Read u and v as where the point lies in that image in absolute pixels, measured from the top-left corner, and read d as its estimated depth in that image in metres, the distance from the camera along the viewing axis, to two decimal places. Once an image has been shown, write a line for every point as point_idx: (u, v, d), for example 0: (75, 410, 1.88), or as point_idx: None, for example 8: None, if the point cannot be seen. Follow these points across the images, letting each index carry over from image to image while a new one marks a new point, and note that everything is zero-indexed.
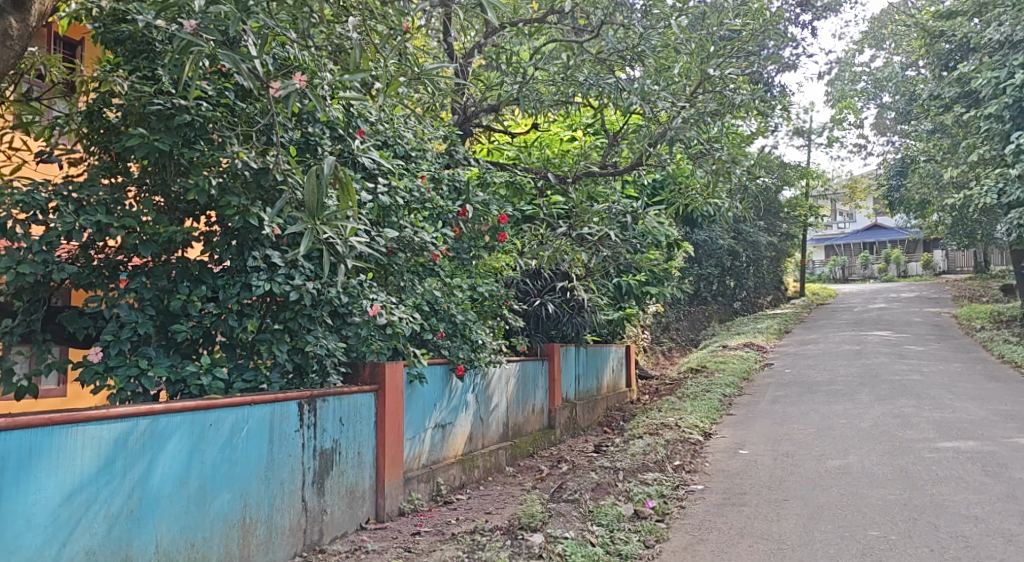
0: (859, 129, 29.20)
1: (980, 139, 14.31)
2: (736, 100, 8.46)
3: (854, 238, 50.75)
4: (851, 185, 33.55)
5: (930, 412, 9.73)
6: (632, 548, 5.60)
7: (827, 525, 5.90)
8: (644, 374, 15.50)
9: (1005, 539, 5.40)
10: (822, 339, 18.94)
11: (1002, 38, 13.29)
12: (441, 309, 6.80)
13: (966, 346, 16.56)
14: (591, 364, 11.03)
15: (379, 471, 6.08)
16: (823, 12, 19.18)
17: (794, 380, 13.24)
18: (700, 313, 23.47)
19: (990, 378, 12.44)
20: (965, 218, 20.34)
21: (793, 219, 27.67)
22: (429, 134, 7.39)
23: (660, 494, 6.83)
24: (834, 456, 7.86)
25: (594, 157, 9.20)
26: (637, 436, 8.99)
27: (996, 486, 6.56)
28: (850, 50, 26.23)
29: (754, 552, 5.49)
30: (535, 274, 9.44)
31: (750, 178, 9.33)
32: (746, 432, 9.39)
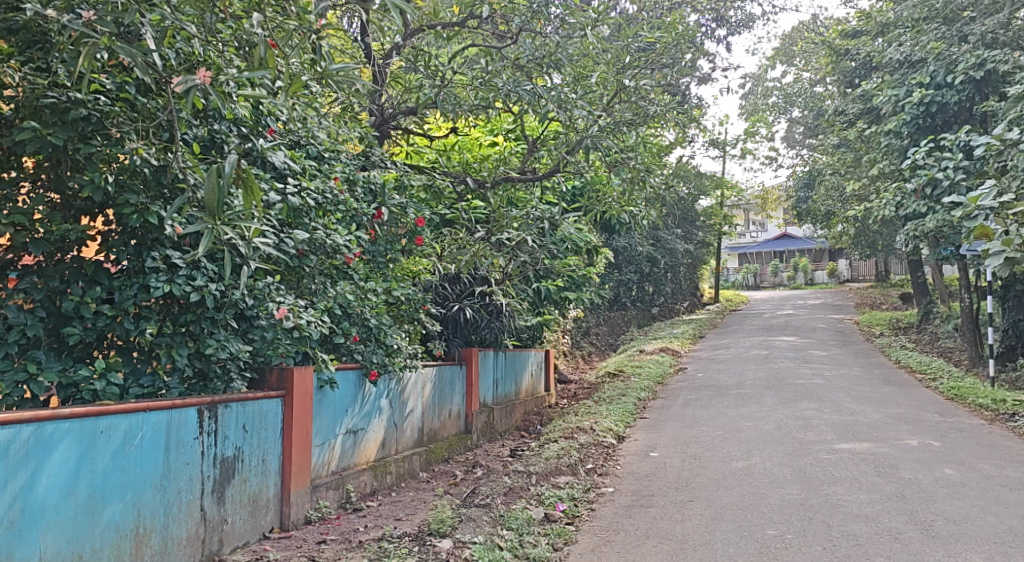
0: (771, 141, 30.15)
1: (881, 154, 14.95)
2: (651, 111, 8.76)
3: (766, 247, 52.47)
4: (763, 196, 34.72)
5: (830, 415, 10.12)
6: (540, 552, 5.62)
7: (728, 525, 6.05)
8: (564, 378, 15.63)
9: (892, 537, 5.63)
10: (734, 343, 19.49)
11: (902, 58, 13.95)
12: (354, 312, 6.69)
13: (866, 351, 17.29)
14: (510, 369, 11.05)
15: (284, 479, 5.94)
16: (737, 27, 19.77)
17: (706, 384, 13.58)
18: (619, 318, 23.83)
19: (886, 382, 13.01)
20: (867, 229, 21.26)
21: (708, 227, 28.36)
22: (343, 135, 7.28)
23: (571, 497, 6.88)
24: (739, 458, 8.07)
25: (513, 163, 9.27)
26: (552, 440, 9.05)
27: (886, 485, 6.86)
28: (762, 66, 27.10)
29: (656, 552, 5.59)
30: (453, 279, 9.28)
31: (664, 187, 9.53)
32: (657, 435, 9.57)
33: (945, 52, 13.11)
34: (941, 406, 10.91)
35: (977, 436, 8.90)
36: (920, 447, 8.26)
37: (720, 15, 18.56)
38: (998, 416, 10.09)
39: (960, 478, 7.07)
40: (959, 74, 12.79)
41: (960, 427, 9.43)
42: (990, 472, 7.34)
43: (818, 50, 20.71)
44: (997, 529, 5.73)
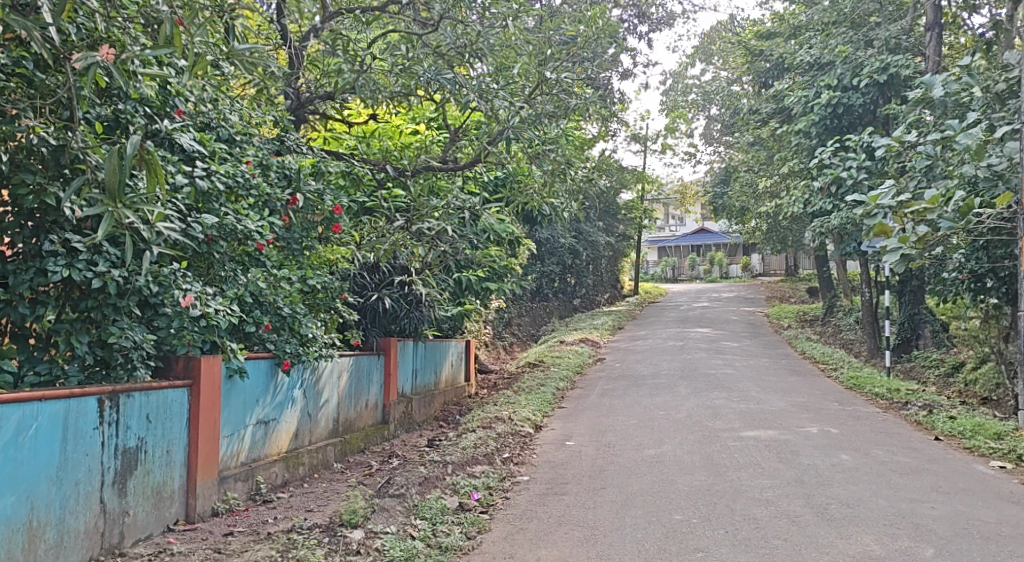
0: (689, 138, 30.80)
1: (791, 153, 15.46)
2: (571, 103, 8.77)
3: (684, 241, 53.60)
4: (682, 191, 35.53)
5: (738, 404, 10.45)
6: (453, 541, 5.62)
7: (637, 510, 6.19)
8: (484, 368, 15.68)
9: (789, 520, 5.87)
10: (651, 335, 19.89)
11: (812, 61, 14.47)
12: (265, 300, 6.54)
13: (774, 342, 17.90)
14: (429, 359, 10.98)
15: (190, 470, 5.80)
16: (659, 25, 20.04)
17: (623, 374, 13.82)
18: (541, 310, 24.02)
19: (792, 372, 13.50)
20: (777, 225, 21.99)
21: (629, 221, 28.77)
22: (256, 118, 7.09)
23: (486, 486, 6.92)
24: (651, 446, 8.26)
25: (434, 151, 9.11)
26: (470, 430, 9.08)
27: (787, 470, 7.13)
28: (682, 63, 27.66)
29: (568, 539, 5.68)
30: (372, 268, 9.25)
31: (584, 180, 9.62)
32: (573, 425, 9.69)
33: (852, 55, 13.66)
34: (841, 395, 11.42)
35: (872, 423, 9.34)
36: (820, 434, 8.62)
37: (641, 11, 18.83)
38: (892, 404, 10.61)
39: (854, 463, 7.41)
40: (864, 77, 13.32)
41: (858, 415, 9.87)
42: (882, 457, 7.71)
43: (734, 50, 21.26)
44: (886, 511, 6.03)
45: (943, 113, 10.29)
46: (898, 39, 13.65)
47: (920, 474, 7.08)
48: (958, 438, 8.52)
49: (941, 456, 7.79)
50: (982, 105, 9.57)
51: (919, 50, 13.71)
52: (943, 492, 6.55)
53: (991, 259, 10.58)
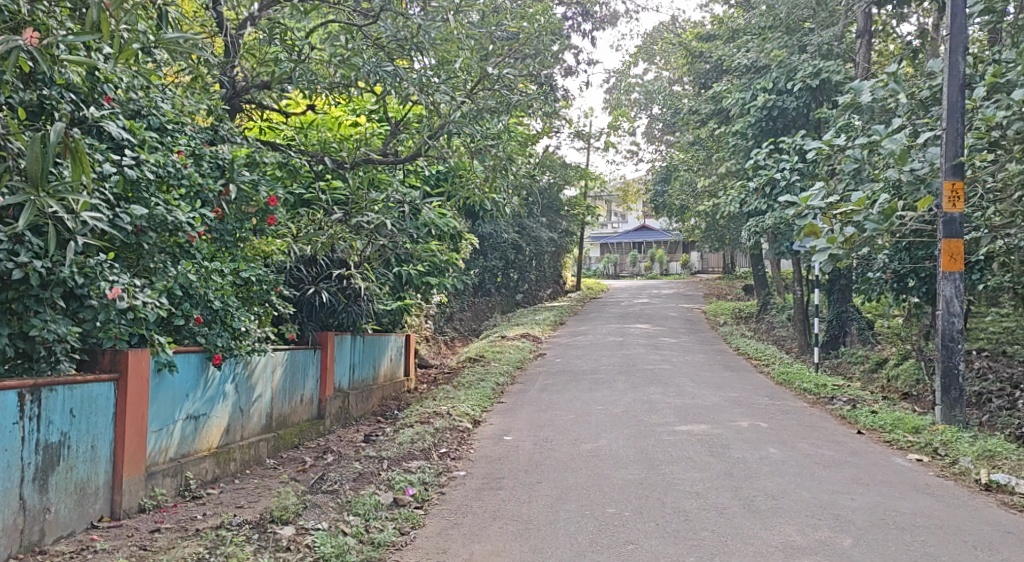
0: (632, 136, 31.16)
1: (729, 154, 15.78)
2: (513, 99, 8.75)
3: (626, 238, 54.20)
4: (624, 188, 35.93)
5: (674, 399, 10.64)
6: (386, 536, 5.62)
7: (571, 504, 6.28)
8: (424, 363, 15.64)
9: (718, 512, 6.01)
10: (592, 330, 20.10)
11: (749, 64, 14.80)
12: (196, 293, 6.39)
13: (711, 339, 18.26)
14: (368, 353, 10.89)
15: (116, 465, 5.68)
16: (602, 23, 20.18)
17: (562, 369, 13.95)
18: (482, 305, 24.04)
19: (727, 367, 13.81)
20: (716, 224, 22.42)
21: (572, 217, 28.94)
22: (189, 107, 6.93)
23: (422, 481, 6.91)
24: (587, 440, 8.37)
25: (375, 145, 9.04)
26: (408, 425, 9.05)
27: (717, 464, 7.31)
28: (626, 62, 27.94)
29: (501, 533, 5.72)
30: (309, 261, 9.07)
31: (525, 176, 9.67)
32: (511, 420, 9.76)
33: (786, 60, 14.01)
34: (772, 390, 11.73)
35: (800, 417, 9.63)
36: (750, 428, 8.85)
37: (585, 9, 18.97)
38: (820, 399, 10.95)
39: (781, 457, 7.63)
40: (798, 81, 13.67)
41: (787, 409, 10.16)
42: (808, 450, 7.95)
43: (676, 51, 21.58)
44: (809, 503, 6.23)
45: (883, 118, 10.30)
46: (830, 45, 14.18)
47: (842, 467, 7.33)
48: (879, 432, 8.84)
49: (863, 449, 8.08)
50: (907, 111, 9.93)
51: (852, 56, 14.32)
52: (864, 484, 6.79)
53: (913, 260, 10.99)
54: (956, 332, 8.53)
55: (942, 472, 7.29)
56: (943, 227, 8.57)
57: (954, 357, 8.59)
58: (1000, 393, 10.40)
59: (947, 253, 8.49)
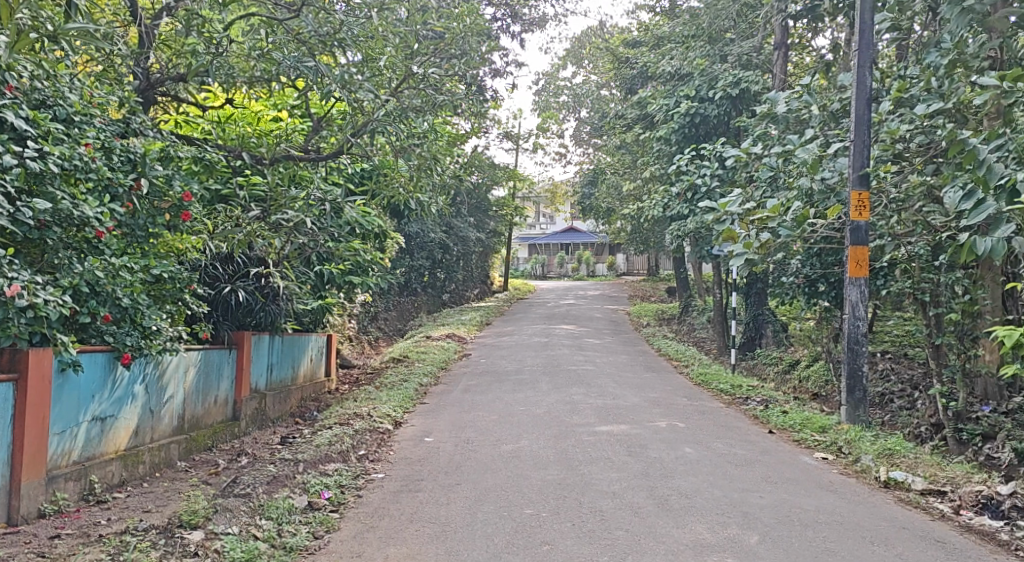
0: (560, 138, 31.44)
1: (653, 158, 16.08)
2: (438, 99, 8.63)
3: (553, 239, 54.66)
4: (552, 190, 36.22)
5: (595, 399, 10.80)
6: (298, 541, 5.55)
7: (490, 505, 6.30)
8: (347, 363, 15.46)
9: (633, 511, 6.12)
10: (517, 331, 20.22)
11: (674, 71, 15.14)
12: (103, 291, 6.16)
13: (633, 340, 18.56)
14: (287, 354, 10.70)
15: (14, 470, 5.45)
16: (531, 25, 20.29)
17: (486, 369, 14.00)
18: (408, 304, 23.90)
19: (647, 368, 14.08)
20: (640, 226, 22.80)
21: (500, 217, 28.98)
22: (99, 98, 6.68)
23: (338, 484, 6.82)
24: (508, 441, 8.42)
25: (296, 141, 8.85)
26: (327, 427, 8.92)
27: (634, 464, 7.45)
28: (554, 65, 28.19)
29: (417, 536, 5.69)
30: (225, 259, 8.93)
31: (449, 176, 9.66)
32: (432, 420, 9.73)
33: (708, 69, 14.37)
34: (691, 390, 12.00)
35: (716, 417, 9.88)
36: (667, 429, 9.03)
37: (514, 11, 19.06)
38: (735, 399, 11.26)
39: (696, 456, 7.82)
40: (719, 90, 14.01)
41: (702, 409, 10.42)
42: (721, 449, 8.17)
43: (603, 56, 21.88)
44: (719, 501, 6.40)
45: (787, 128, 10.75)
46: (749, 55, 14.63)
47: (753, 466, 7.56)
48: (789, 431, 9.14)
49: (773, 448, 8.34)
50: (819, 122, 10.32)
51: (769, 67, 14.82)
52: (772, 482, 7.02)
53: (823, 266, 11.45)
54: (860, 335, 8.90)
55: (845, 470, 7.58)
56: (850, 235, 8.92)
57: (858, 359, 8.96)
58: (901, 393, 10.87)
59: (853, 260, 8.86)
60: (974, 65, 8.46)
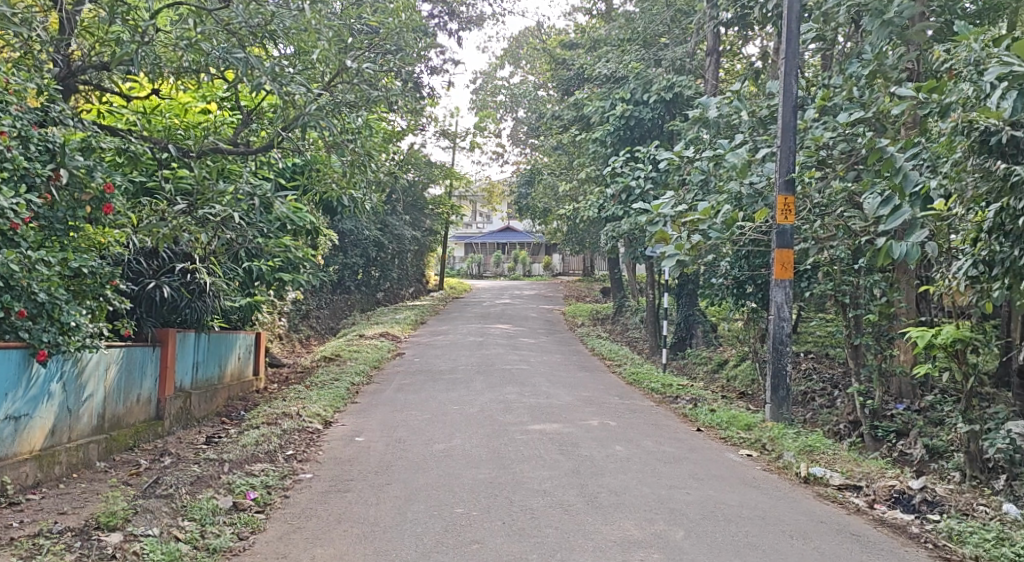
0: (497, 137, 31.47)
1: (589, 159, 16.24)
2: (373, 94, 8.57)
3: (490, 239, 54.72)
4: (489, 190, 36.27)
5: (528, 398, 10.87)
6: (222, 542, 5.45)
7: (420, 505, 6.28)
8: (277, 361, 15.22)
9: (563, 509, 6.18)
10: (452, 330, 20.19)
11: (609, 74, 15.36)
12: (17, 284, 5.99)
13: (567, 339, 18.72)
14: (213, 352, 10.46)
15: None
16: (468, 24, 20.26)
17: (420, 368, 13.95)
18: (341, 303, 23.63)
19: (581, 368, 14.23)
20: (576, 227, 23.01)
21: (436, 215, 28.86)
22: (17, 85, 6.34)
23: (264, 484, 6.70)
24: (440, 440, 8.40)
25: (224, 133, 8.70)
26: (254, 426, 8.75)
27: (565, 462, 7.51)
28: (492, 64, 28.22)
29: (345, 536, 5.64)
30: (150, 253, 8.75)
31: (385, 173, 9.60)
32: (363, 420, 9.65)
33: (643, 72, 14.60)
34: (622, 389, 12.17)
35: (646, 416, 10.04)
36: (598, 427, 9.14)
37: (452, 9, 19.03)
38: (665, 398, 11.46)
39: (626, 454, 7.93)
40: (653, 93, 14.23)
41: (633, 408, 10.58)
42: (651, 447, 8.31)
43: (541, 56, 22.05)
44: (648, 497, 6.51)
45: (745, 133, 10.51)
46: (682, 61, 14.92)
47: (680, 463, 7.71)
48: (716, 430, 9.34)
49: (700, 446, 8.53)
50: (749, 127, 10.58)
51: (701, 72, 15.14)
52: (698, 478, 7.18)
53: (751, 268, 11.73)
54: (785, 336, 9.15)
55: (768, 466, 7.80)
56: (776, 238, 9.15)
57: (783, 360, 9.21)
58: (823, 392, 11.22)
59: (779, 263, 9.09)
60: (893, 76, 8.83)
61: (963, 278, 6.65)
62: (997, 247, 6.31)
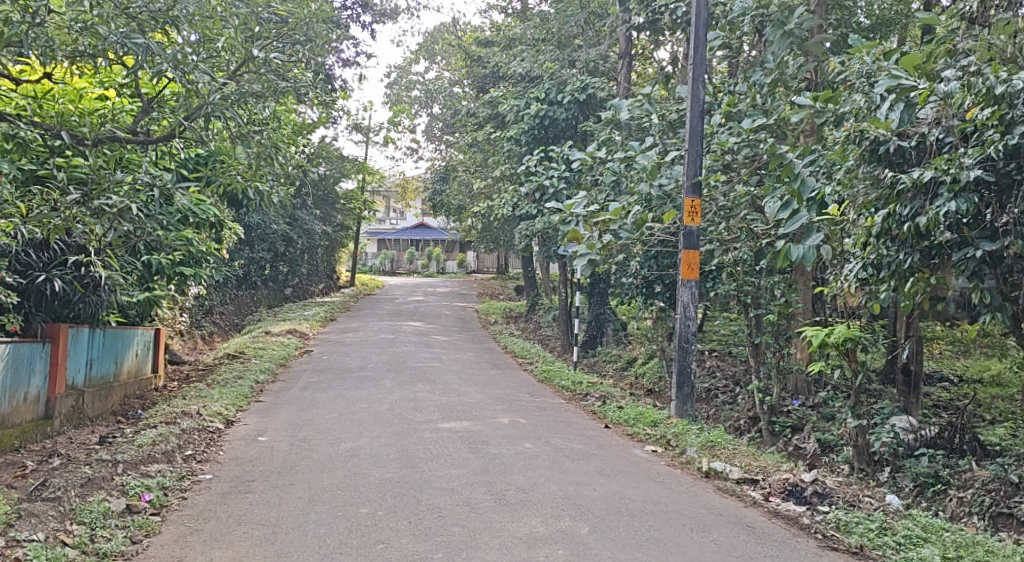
0: (411, 133, 31.23)
1: (503, 157, 16.30)
2: (281, 85, 8.31)
3: (403, 235, 54.30)
4: (403, 186, 36.03)
5: (439, 396, 10.82)
6: (113, 546, 5.25)
7: (324, 505, 6.18)
8: (177, 358, 14.72)
9: (472, 508, 6.18)
10: (362, 327, 19.96)
11: (524, 73, 15.49)
12: None
13: (479, 337, 18.76)
14: (108, 348, 10.04)
15: None
16: (382, 16, 20.02)
17: (328, 366, 13.73)
18: (247, 298, 23.04)
19: (492, 365, 14.26)
20: (490, 225, 23.07)
21: (348, 211, 28.28)
22: None
23: (161, 486, 6.49)
24: (347, 439, 8.27)
25: (121, 121, 8.19)
26: (151, 425, 8.46)
27: (474, 460, 7.52)
28: (407, 58, 28.00)
29: (246, 539, 5.51)
30: (40, 245, 8.28)
31: (294, 166, 9.42)
32: (268, 419, 9.42)
33: (557, 73, 14.78)
34: (532, 387, 12.27)
35: (555, 413, 10.13)
36: (509, 424, 9.19)
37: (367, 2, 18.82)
38: (574, 395, 11.61)
39: (535, 451, 8.00)
40: (567, 94, 14.39)
41: (543, 405, 10.67)
42: (559, 444, 8.40)
43: (456, 52, 22.03)
44: (555, 494, 6.58)
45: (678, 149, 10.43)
46: (596, 63, 15.13)
47: (588, 459, 7.82)
48: (623, 426, 9.51)
49: (608, 442, 8.67)
50: (659, 130, 10.88)
51: (614, 75, 15.40)
52: (605, 474, 7.31)
53: (660, 268, 11.98)
54: (690, 334, 9.37)
55: (672, 462, 8.00)
56: (683, 239, 9.35)
57: (688, 357, 9.44)
58: (725, 389, 11.57)
59: (686, 263, 9.28)
60: (793, 85, 9.21)
61: (853, 280, 6.89)
62: (884, 250, 6.61)
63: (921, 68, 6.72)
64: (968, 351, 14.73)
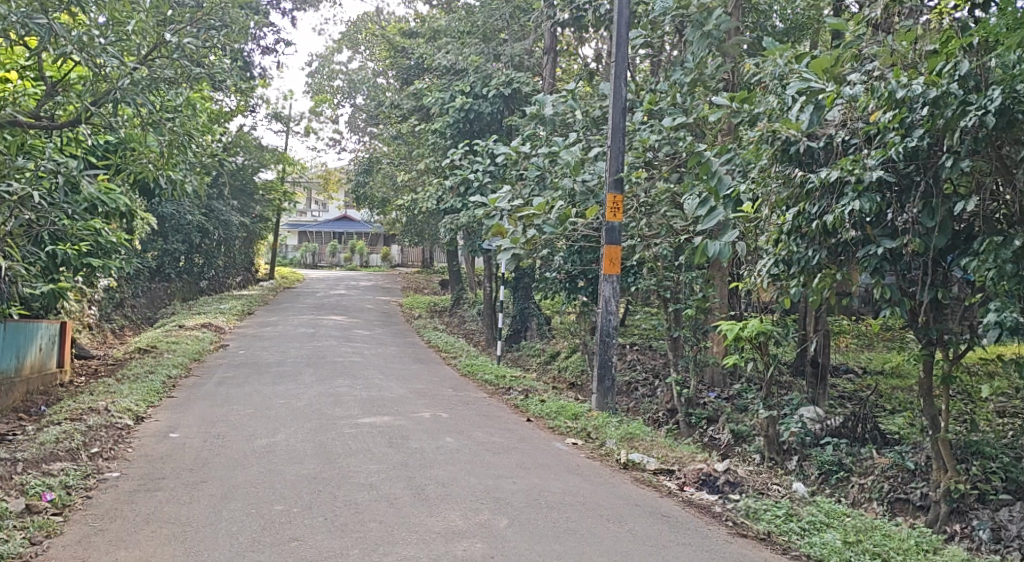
0: (334, 123, 30.78)
1: (428, 150, 16.21)
2: (193, 72, 8.19)
3: (325, 227, 53.42)
4: (325, 177, 35.47)
5: (360, 390, 10.72)
6: (10, 548, 5.03)
7: (236, 503, 6.04)
8: (85, 353, 14.17)
9: (390, 503, 6.14)
10: (282, 321, 19.59)
11: (449, 65, 15.46)
12: None
13: (402, 331, 18.63)
14: (9, 342, 9.61)
15: None
16: (304, 4, 19.68)
17: (246, 361, 13.43)
18: (161, 291, 22.34)
19: (415, 359, 14.20)
20: (415, 218, 22.96)
21: (267, 201, 27.60)
22: None
23: (63, 485, 6.24)
24: (263, 436, 8.11)
25: (24, 104, 7.81)
26: (55, 423, 8.14)
27: (394, 455, 7.47)
28: (329, 48, 27.61)
29: (153, 538, 5.35)
30: None
31: (211, 155, 9.20)
32: (180, 415, 9.16)
33: (482, 66, 14.81)
34: (455, 381, 12.26)
35: (478, 407, 10.15)
36: (430, 419, 9.17)
37: None
38: (497, 389, 11.65)
39: (456, 445, 8.00)
40: (492, 88, 14.43)
41: (465, 400, 10.68)
42: (481, 438, 8.42)
43: (380, 43, 21.83)
44: (474, 488, 6.59)
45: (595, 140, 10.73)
46: (520, 58, 15.21)
47: (508, 453, 7.87)
48: (545, 419, 9.60)
49: (529, 435, 8.74)
50: (582, 126, 10.96)
51: (539, 70, 15.50)
52: (525, 467, 7.36)
53: (583, 262, 12.12)
54: (611, 328, 9.51)
55: (591, 454, 8.11)
56: (605, 234, 9.47)
57: (609, 351, 9.58)
58: (644, 382, 11.79)
59: (608, 258, 9.41)
60: (710, 85, 9.38)
61: (766, 275, 7.12)
62: (794, 247, 6.82)
63: (829, 73, 6.95)
64: (873, 344, 15.36)
